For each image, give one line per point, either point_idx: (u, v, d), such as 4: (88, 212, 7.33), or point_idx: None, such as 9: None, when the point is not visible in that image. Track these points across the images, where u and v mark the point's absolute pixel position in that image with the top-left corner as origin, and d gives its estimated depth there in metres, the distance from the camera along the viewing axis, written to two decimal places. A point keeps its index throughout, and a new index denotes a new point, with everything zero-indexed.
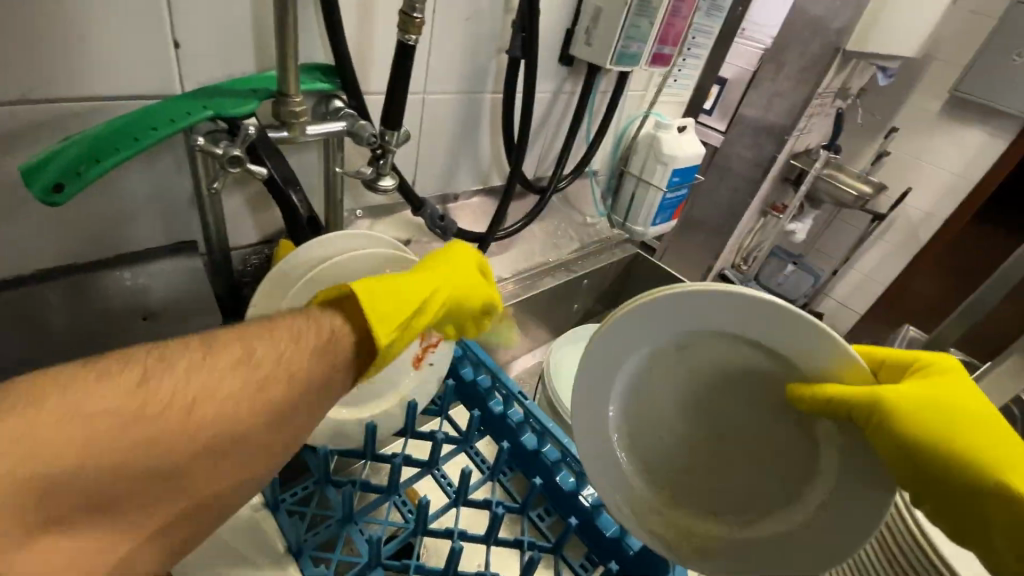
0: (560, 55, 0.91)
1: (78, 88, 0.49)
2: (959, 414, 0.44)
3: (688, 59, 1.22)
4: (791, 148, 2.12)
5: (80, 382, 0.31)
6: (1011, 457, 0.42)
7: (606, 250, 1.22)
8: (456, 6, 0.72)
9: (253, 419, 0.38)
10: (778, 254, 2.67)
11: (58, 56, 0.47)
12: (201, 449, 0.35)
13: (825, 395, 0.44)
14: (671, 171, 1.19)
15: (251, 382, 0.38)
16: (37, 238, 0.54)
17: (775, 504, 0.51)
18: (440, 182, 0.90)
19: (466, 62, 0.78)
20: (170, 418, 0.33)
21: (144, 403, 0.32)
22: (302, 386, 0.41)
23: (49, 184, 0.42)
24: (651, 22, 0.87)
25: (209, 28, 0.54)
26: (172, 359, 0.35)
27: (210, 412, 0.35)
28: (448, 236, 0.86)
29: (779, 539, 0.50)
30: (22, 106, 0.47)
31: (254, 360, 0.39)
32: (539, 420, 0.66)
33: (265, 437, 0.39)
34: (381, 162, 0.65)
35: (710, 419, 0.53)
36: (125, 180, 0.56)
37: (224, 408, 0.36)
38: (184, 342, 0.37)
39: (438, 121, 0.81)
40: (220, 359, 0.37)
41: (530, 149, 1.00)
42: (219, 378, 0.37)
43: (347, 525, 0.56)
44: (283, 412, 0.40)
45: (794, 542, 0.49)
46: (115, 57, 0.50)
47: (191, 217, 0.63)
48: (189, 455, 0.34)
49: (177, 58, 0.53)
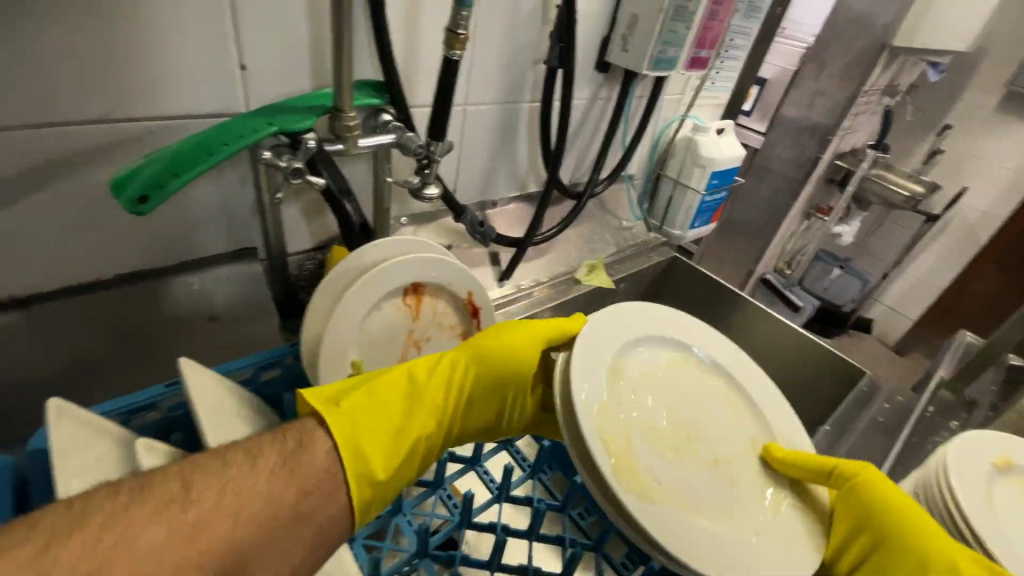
0: (597, 62, 0.93)
1: (158, 109, 0.54)
2: (912, 513, 0.52)
3: (727, 62, 1.21)
4: (835, 147, 2.06)
5: (80, 526, 0.32)
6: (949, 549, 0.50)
7: (642, 254, 1.23)
8: (497, 20, 0.75)
9: (268, 528, 0.37)
10: (824, 258, 2.59)
11: (141, 80, 0.52)
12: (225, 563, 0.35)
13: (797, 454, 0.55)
14: (709, 174, 1.18)
15: (256, 491, 0.38)
16: (120, 245, 0.60)
17: (738, 512, 0.51)
18: (480, 189, 0.93)
19: (506, 73, 0.81)
20: (179, 535, 0.33)
21: (150, 528, 0.33)
22: (306, 483, 0.41)
23: (136, 195, 0.46)
24: (688, 27, 0.88)
25: (271, 51, 0.58)
26: (173, 482, 0.36)
27: (222, 527, 0.35)
28: (488, 242, 0.88)
29: (741, 540, 0.48)
30: (109, 125, 0.52)
31: (254, 468, 0.39)
32: None
33: (291, 545, 0.39)
34: (426, 172, 0.68)
35: (684, 427, 0.57)
36: (196, 192, 0.62)
37: (233, 521, 0.36)
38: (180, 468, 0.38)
39: (478, 131, 0.84)
40: (219, 475, 0.38)
41: (567, 155, 1.01)
42: (205, 497, 0.36)
43: (395, 516, 0.59)
44: (297, 513, 0.39)
45: (755, 543, 0.48)
46: (190, 79, 0.55)
47: (252, 225, 0.68)
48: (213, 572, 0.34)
49: (243, 79, 0.58)
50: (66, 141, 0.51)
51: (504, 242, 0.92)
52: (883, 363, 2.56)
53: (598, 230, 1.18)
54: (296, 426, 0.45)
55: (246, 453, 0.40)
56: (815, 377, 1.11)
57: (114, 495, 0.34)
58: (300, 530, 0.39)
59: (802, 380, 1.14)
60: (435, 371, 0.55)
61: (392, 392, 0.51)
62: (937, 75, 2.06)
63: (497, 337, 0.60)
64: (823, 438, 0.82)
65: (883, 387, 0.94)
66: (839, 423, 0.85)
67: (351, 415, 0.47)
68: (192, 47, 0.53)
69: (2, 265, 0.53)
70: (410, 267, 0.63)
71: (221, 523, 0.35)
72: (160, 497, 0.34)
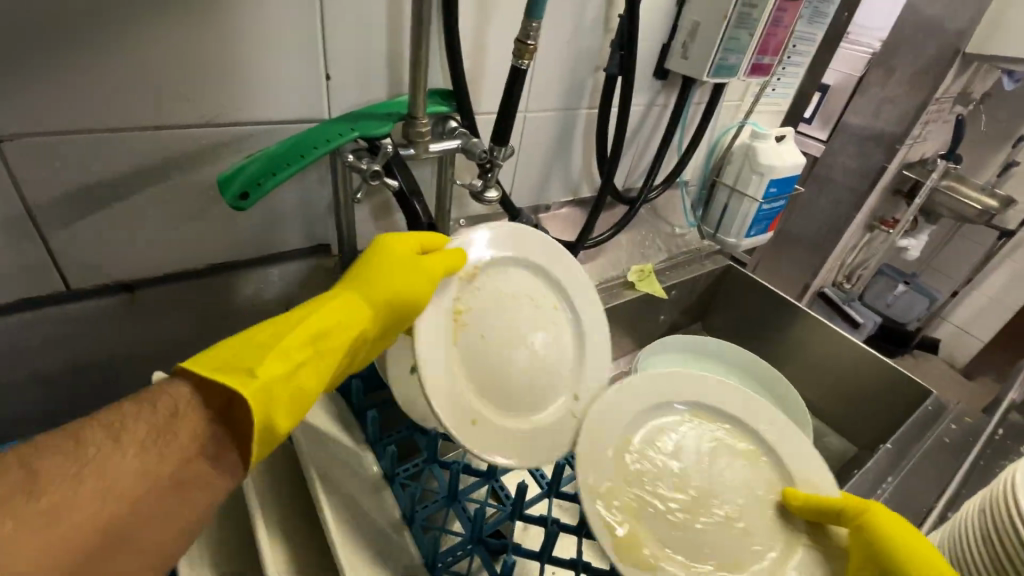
0: (655, 69, 0.93)
1: (252, 114, 0.60)
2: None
3: (789, 68, 1.19)
4: (902, 157, 1.97)
5: None
6: None
7: (696, 261, 1.22)
8: (560, 29, 0.77)
9: (137, 493, 0.37)
10: (887, 273, 2.45)
11: (241, 88, 0.58)
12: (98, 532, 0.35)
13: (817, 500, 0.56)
14: (768, 182, 1.16)
15: (118, 465, 0.37)
16: (213, 238, 0.66)
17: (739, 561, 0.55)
18: (534, 193, 0.96)
19: (566, 81, 0.83)
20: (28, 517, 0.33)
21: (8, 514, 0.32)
22: (177, 451, 0.40)
23: (237, 192, 0.52)
24: (750, 34, 0.87)
25: (353, 61, 0.63)
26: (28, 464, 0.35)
27: (75, 502, 0.34)
28: (541, 244, 0.91)
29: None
30: (210, 129, 0.58)
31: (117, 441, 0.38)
32: None
33: (164, 504, 0.38)
34: (488, 176, 0.71)
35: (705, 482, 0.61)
36: (280, 192, 0.67)
37: (90, 495, 0.35)
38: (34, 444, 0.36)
39: (536, 137, 0.87)
40: (85, 453, 0.36)
41: (621, 161, 1.02)
42: (62, 484, 0.35)
43: (451, 504, 0.61)
44: (172, 477, 0.39)
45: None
46: (281, 88, 0.60)
47: (327, 223, 0.73)
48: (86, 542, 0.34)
49: (327, 87, 0.63)
50: (176, 142, 0.57)
51: None
52: (951, 387, 2.40)
53: (650, 236, 1.17)
54: (167, 391, 0.42)
55: (100, 427, 0.38)
56: (876, 394, 1.06)
57: None
58: (181, 491, 0.40)
59: (861, 397, 1.09)
60: (333, 316, 0.51)
61: (295, 338, 0.48)
62: (1017, 81, 1.94)
63: (383, 266, 0.56)
64: (885, 457, 0.79)
65: (951, 407, 0.89)
66: (903, 443, 0.82)
67: (246, 368, 0.44)
68: (286, 58, 0.59)
69: (115, 252, 0.60)
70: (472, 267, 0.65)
71: (84, 506, 0.34)
72: (12, 489, 0.33)
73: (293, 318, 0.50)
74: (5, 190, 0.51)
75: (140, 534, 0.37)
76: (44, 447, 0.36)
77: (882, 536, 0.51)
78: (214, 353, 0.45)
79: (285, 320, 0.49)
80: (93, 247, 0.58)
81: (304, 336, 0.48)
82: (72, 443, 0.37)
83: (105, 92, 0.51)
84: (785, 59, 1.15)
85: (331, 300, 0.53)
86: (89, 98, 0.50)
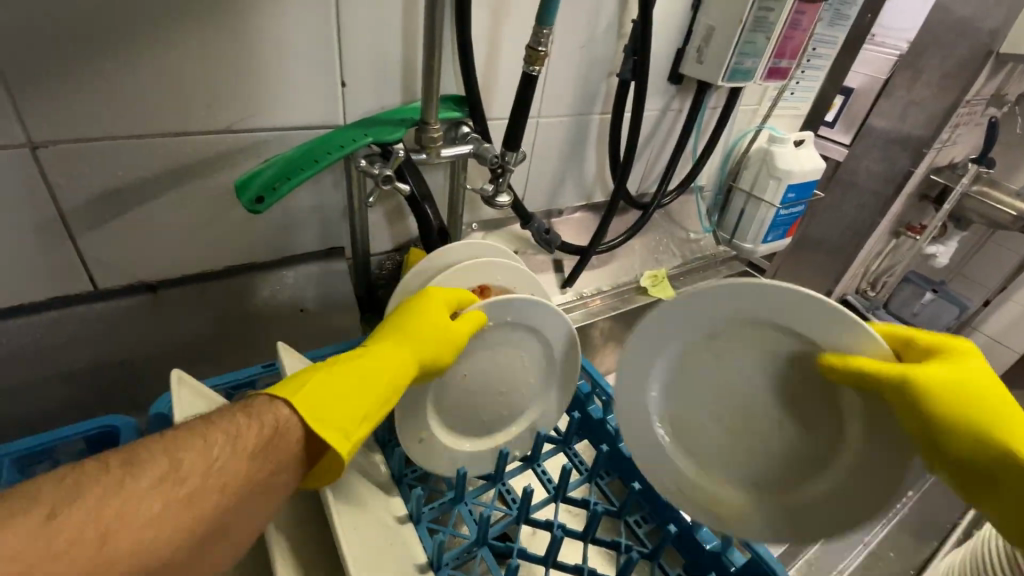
0: (670, 74, 0.93)
1: (271, 121, 0.62)
2: (983, 396, 0.46)
3: (808, 71, 1.17)
4: (930, 161, 1.91)
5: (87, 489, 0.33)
6: (1001, 410, 0.45)
7: (712, 267, 1.22)
8: (573, 35, 0.77)
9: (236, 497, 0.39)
10: (914, 280, 2.39)
11: (259, 96, 0.60)
12: (202, 531, 0.36)
13: (857, 368, 0.46)
14: (786, 186, 1.15)
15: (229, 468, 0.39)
16: (230, 240, 0.68)
17: (811, 467, 0.54)
18: (547, 198, 0.96)
19: (579, 86, 0.84)
20: (160, 508, 0.35)
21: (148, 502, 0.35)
22: (273, 463, 0.42)
23: (253, 196, 0.52)
24: (767, 37, 0.86)
25: (367, 68, 0.64)
26: (160, 458, 0.37)
27: (196, 498, 0.37)
28: (552, 249, 0.92)
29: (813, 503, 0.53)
30: (230, 135, 0.60)
31: (236, 445, 0.40)
32: None
33: (255, 505, 0.41)
34: (500, 180, 0.71)
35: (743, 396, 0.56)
36: (296, 196, 0.69)
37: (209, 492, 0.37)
38: (162, 433, 0.39)
39: (549, 141, 0.87)
40: (206, 452, 0.39)
41: (635, 166, 1.02)
42: (179, 480, 0.37)
43: (457, 504, 0.62)
44: (265, 485, 0.41)
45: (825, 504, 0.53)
46: (297, 95, 0.62)
47: (341, 226, 0.75)
48: (192, 539, 0.36)
49: (342, 94, 0.65)
50: (195, 147, 0.59)
51: (568, 251, 0.94)
52: None
53: (664, 241, 1.16)
54: (263, 408, 0.44)
55: (221, 431, 0.40)
56: None
57: (98, 475, 0.34)
58: (265, 499, 0.41)
59: None
60: (396, 366, 0.52)
61: (373, 386, 0.49)
62: None
63: (421, 325, 0.55)
64: None
65: None
66: None
67: (341, 428, 0.46)
68: (303, 66, 0.60)
69: (137, 253, 0.62)
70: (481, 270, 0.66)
71: (202, 503, 0.37)
72: (146, 479, 0.35)
73: (359, 360, 0.51)
74: (38, 194, 0.53)
75: (228, 539, 0.39)
76: (165, 438, 0.38)
77: (939, 406, 0.44)
78: (315, 395, 0.46)
79: (364, 367, 0.50)
80: (119, 249, 0.60)
81: (381, 391, 0.50)
82: (186, 438, 0.39)
83: (134, 100, 0.53)
84: (805, 62, 1.14)
85: (390, 347, 0.54)
86: (117, 105, 0.53)
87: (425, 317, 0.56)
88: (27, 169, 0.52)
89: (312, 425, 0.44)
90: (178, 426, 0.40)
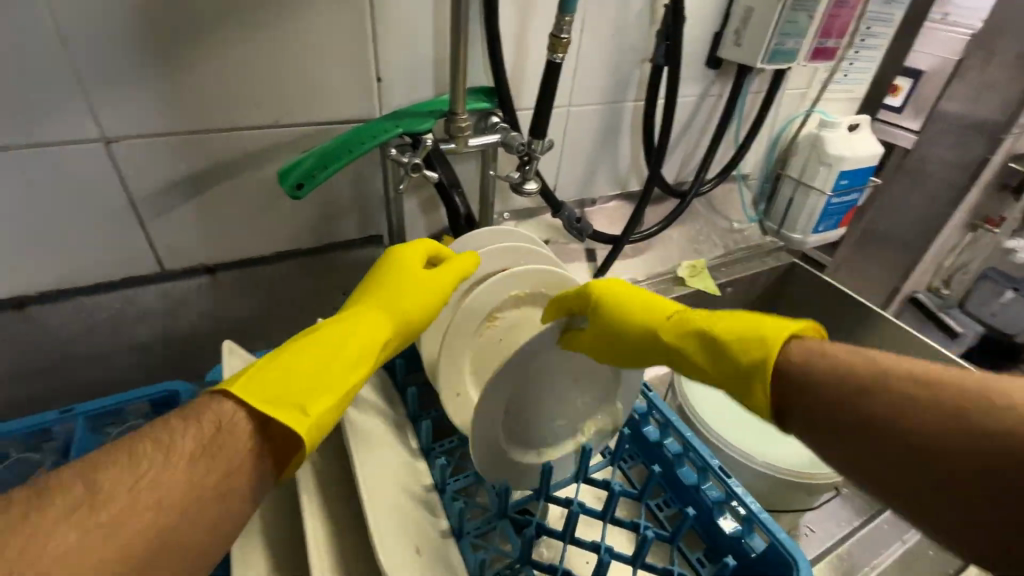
0: (707, 58, 0.91)
1: (312, 115, 0.66)
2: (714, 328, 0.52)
3: (863, 51, 1.11)
4: (1014, 147, 1.75)
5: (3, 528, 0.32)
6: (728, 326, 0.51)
7: (758, 258, 1.15)
8: (603, 23, 0.78)
9: (189, 500, 0.38)
10: (996, 277, 2.18)
11: (301, 92, 0.64)
12: (154, 538, 0.35)
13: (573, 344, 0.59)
14: (838, 172, 1.08)
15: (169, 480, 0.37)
16: (277, 228, 0.73)
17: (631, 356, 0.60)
18: (579, 188, 0.97)
19: (610, 74, 0.84)
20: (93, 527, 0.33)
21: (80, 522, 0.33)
22: (224, 464, 0.40)
23: (294, 182, 0.57)
24: (810, 16, 0.83)
25: (400, 63, 0.68)
26: (85, 483, 0.35)
27: (134, 514, 0.35)
28: (583, 237, 0.92)
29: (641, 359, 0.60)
30: (276, 130, 0.65)
31: (167, 454, 0.39)
32: (663, 412, 0.64)
33: (210, 509, 0.39)
34: (527, 168, 0.73)
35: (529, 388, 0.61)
36: (336, 186, 0.73)
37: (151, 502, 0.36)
38: (89, 458, 0.37)
39: (580, 130, 0.88)
40: (135, 466, 0.37)
41: (672, 154, 1.01)
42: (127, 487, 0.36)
43: (480, 478, 0.65)
44: (219, 488, 0.40)
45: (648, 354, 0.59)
46: (336, 91, 0.66)
47: (379, 216, 0.79)
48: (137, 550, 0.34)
49: (378, 88, 0.68)
50: (245, 141, 0.64)
51: (600, 240, 0.95)
52: None
53: (704, 231, 1.13)
54: (210, 407, 0.43)
55: (148, 444, 0.39)
56: None
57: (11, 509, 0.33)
58: (226, 502, 0.40)
59: None
60: (365, 338, 0.53)
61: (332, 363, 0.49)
62: None
63: (399, 280, 0.58)
64: None
65: None
66: None
67: (295, 405, 0.45)
68: (341, 64, 0.65)
69: (196, 239, 0.68)
70: (508, 254, 0.68)
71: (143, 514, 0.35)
72: (68, 503, 0.34)
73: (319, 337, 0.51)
74: (115, 184, 0.61)
75: (194, 547, 0.38)
76: (130, 442, 0.39)
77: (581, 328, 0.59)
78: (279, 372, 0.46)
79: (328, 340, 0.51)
80: (182, 235, 0.67)
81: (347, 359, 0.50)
82: (116, 459, 0.37)
83: (193, 98, 0.59)
84: (858, 41, 1.08)
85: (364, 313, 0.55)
86: (179, 103, 0.59)
87: (397, 283, 0.58)
88: (105, 163, 0.59)
89: (261, 410, 0.43)
90: (105, 448, 0.38)
